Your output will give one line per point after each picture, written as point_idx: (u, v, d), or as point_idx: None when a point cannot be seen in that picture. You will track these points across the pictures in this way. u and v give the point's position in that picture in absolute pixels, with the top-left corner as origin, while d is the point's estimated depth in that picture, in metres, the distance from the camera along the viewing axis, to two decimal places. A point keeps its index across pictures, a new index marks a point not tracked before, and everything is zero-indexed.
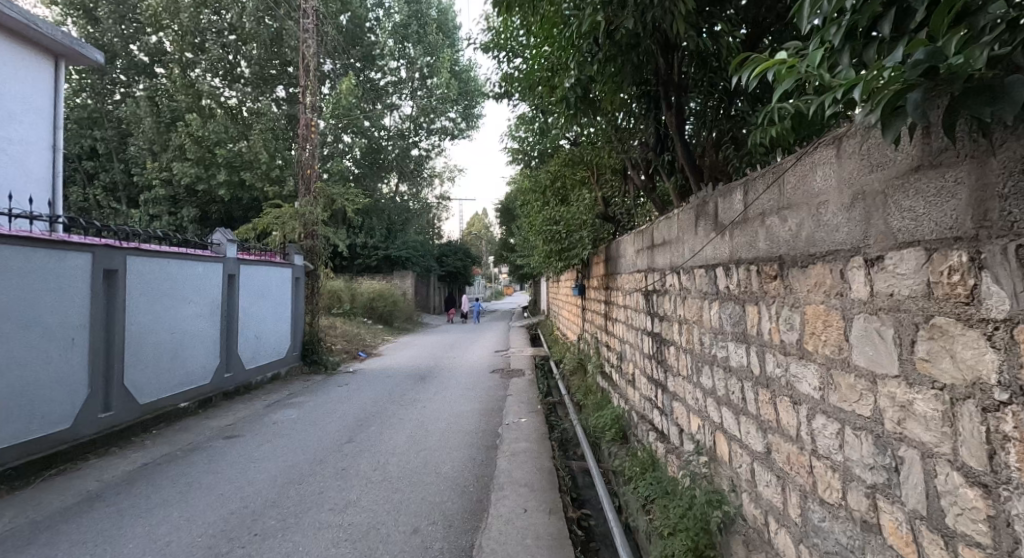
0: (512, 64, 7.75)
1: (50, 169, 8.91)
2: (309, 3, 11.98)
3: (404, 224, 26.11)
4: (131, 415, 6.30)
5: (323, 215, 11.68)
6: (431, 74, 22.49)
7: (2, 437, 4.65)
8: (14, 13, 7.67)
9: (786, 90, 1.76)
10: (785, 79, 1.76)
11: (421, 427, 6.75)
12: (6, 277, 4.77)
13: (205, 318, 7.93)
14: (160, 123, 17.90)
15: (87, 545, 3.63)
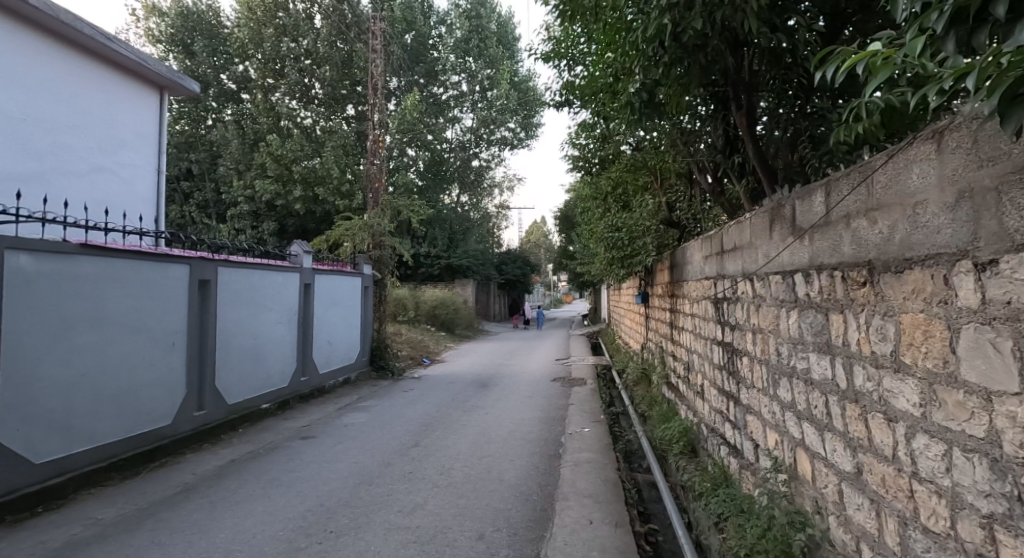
0: (574, 72, 7.75)
1: (154, 190, 9.72)
2: (377, 25, 12.52)
3: (465, 234, 26.50)
4: (220, 414, 6.74)
5: (389, 225, 12.13)
6: (491, 85, 22.93)
7: (114, 431, 5.13)
8: (128, 52, 8.50)
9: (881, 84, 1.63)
10: (879, 72, 1.63)
11: (485, 434, 6.80)
12: (119, 285, 5.25)
13: (284, 324, 8.40)
14: (245, 144, 19.24)
15: (184, 533, 3.90)
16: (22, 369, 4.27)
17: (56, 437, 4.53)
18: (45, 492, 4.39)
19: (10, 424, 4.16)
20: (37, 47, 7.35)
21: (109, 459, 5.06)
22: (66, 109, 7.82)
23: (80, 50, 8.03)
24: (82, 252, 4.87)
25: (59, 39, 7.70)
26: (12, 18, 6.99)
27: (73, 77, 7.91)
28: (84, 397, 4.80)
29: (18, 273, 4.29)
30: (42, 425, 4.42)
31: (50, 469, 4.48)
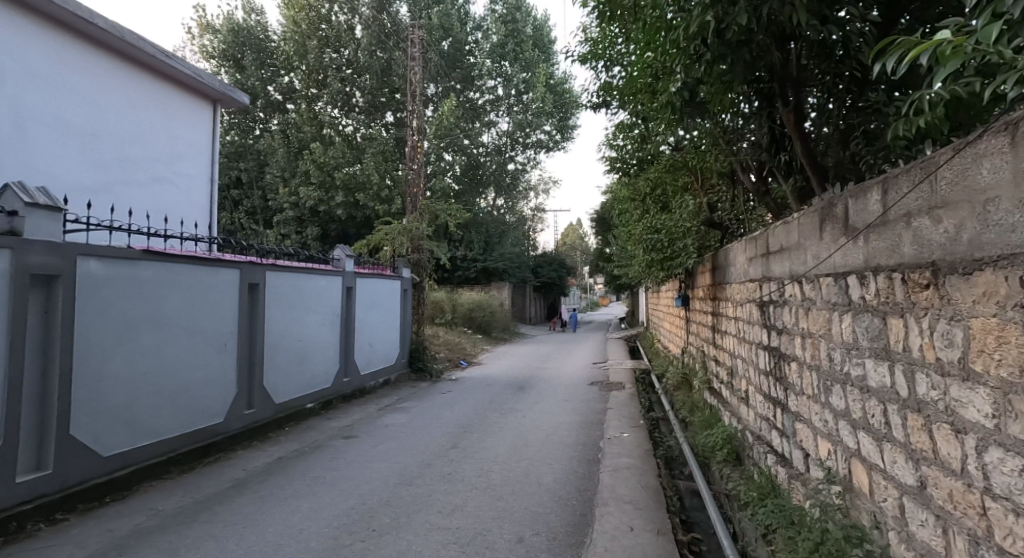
0: (612, 73, 7.67)
1: (208, 198, 10.14)
2: (416, 33, 12.74)
3: (501, 237, 26.58)
4: (268, 412, 6.96)
5: (428, 229, 12.30)
6: (527, 89, 23.03)
7: (172, 427, 5.36)
8: (184, 67, 8.92)
9: (951, 73, 1.53)
10: (951, 60, 1.53)
11: (522, 437, 6.79)
12: (176, 289, 5.49)
13: (327, 326, 8.61)
14: (290, 153, 19.89)
15: (237, 526, 4.05)
16: (91, 368, 4.51)
17: (120, 432, 4.77)
18: (111, 483, 4.63)
19: (81, 419, 4.40)
20: (101, 65, 7.78)
21: (168, 454, 5.30)
22: (128, 123, 8.26)
23: (140, 67, 8.47)
24: (144, 257, 5.11)
25: (122, 57, 8.13)
26: (79, 39, 7.44)
27: (133, 92, 8.34)
28: (144, 395, 5.04)
29: (89, 278, 4.55)
30: (108, 421, 4.66)
31: (115, 461, 4.73)
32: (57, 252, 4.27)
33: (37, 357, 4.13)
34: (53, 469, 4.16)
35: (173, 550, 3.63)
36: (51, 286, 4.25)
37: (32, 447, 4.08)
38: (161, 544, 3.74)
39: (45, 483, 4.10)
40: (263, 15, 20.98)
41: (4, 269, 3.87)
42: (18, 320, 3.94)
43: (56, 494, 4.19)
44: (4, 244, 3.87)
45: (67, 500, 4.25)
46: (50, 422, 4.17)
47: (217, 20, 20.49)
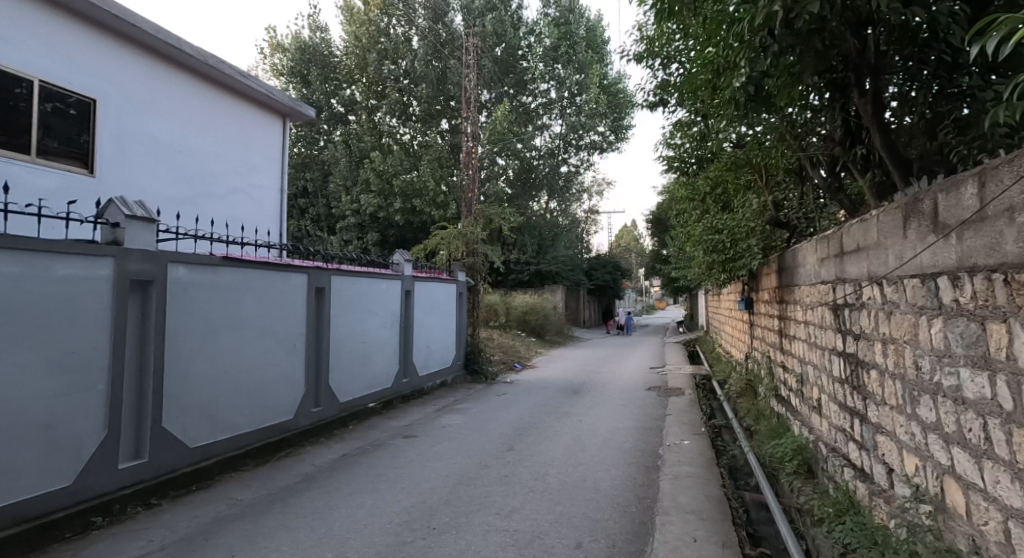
0: (670, 71, 7.48)
1: (278, 207, 10.63)
2: (470, 42, 12.95)
3: (554, 240, 26.50)
4: (333, 411, 7.22)
5: (482, 234, 12.41)
6: (580, 91, 22.90)
7: (247, 423, 5.66)
8: (257, 85, 9.43)
9: None
10: None
11: (579, 441, 6.71)
12: (250, 293, 5.78)
13: (388, 329, 8.85)
14: (351, 162, 20.68)
15: (306, 518, 4.21)
16: (179, 366, 4.84)
17: (202, 426, 5.08)
18: (196, 473, 4.95)
19: (170, 412, 4.74)
20: (187, 88, 8.40)
21: (244, 448, 5.60)
22: (209, 141, 8.86)
23: (218, 86, 9.02)
24: (224, 263, 5.42)
25: (202, 78, 8.69)
26: (168, 64, 8.07)
27: (214, 111, 8.93)
28: (224, 392, 5.36)
29: (176, 282, 4.86)
30: (193, 415, 4.99)
31: (199, 453, 5.05)
32: (150, 259, 4.60)
33: (134, 355, 4.48)
34: (148, 457, 4.51)
35: (249, 538, 3.82)
36: (145, 291, 4.59)
37: (131, 437, 4.43)
38: (238, 532, 3.94)
39: (141, 470, 4.44)
40: (327, 32, 21.95)
41: (105, 275, 4.21)
42: (119, 322, 4.29)
43: (151, 481, 4.54)
44: (105, 252, 4.21)
45: (160, 486, 4.59)
46: (145, 415, 4.52)
47: (285, 40, 21.63)
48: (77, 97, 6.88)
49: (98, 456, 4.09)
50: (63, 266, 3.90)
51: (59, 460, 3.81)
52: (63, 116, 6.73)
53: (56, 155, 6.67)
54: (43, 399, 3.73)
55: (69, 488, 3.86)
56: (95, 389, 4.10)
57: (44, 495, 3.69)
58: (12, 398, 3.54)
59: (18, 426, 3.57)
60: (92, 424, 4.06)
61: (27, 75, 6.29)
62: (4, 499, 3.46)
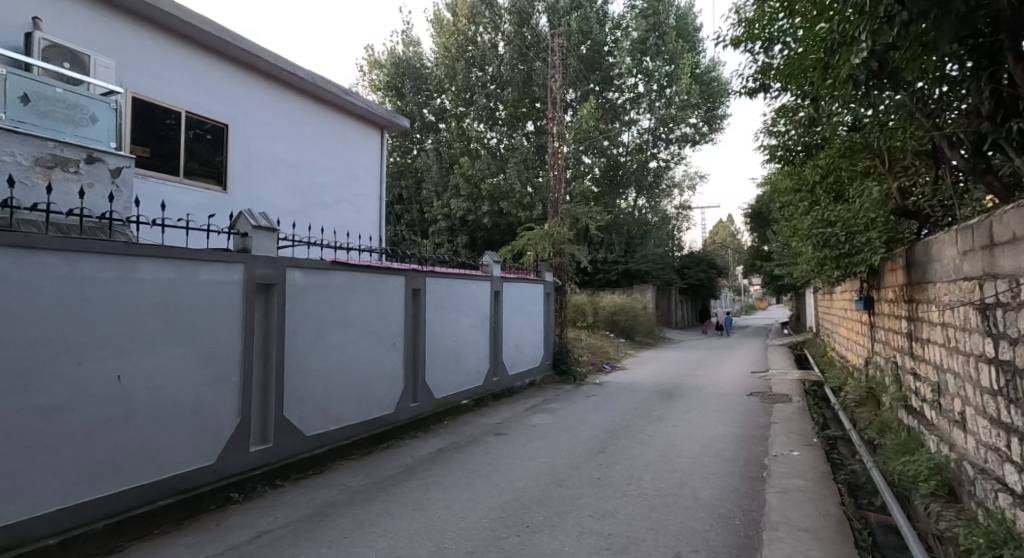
0: (772, 53, 6.92)
1: (377, 214, 11.17)
2: (556, 42, 12.85)
3: (643, 238, 25.71)
4: (428, 406, 7.45)
5: (569, 233, 12.28)
6: (669, 83, 22.10)
7: (354, 415, 6.00)
8: (359, 100, 10.00)
9: None
10: None
11: (675, 447, 6.40)
12: (356, 294, 6.11)
13: (479, 329, 9.02)
14: (442, 168, 21.40)
15: (407, 507, 4.36)
16: (296, 361, 5.22)
17: (317, 417, 5.45)
18: (312, 459, 5.31)
19: (290, 403, 5.12)
20: (299, 107, 9.08)
21: (353, 437, 5.94)
22: (319, 156, 9.52)
23: (325, 104, 9.66)
24: (333, 268, 5.77)
25: (312, 97, 9.35)
26: (284, 87, 8.78)
27: (322, 128, 9.58)
28: (334, 386, 5.71)
29: (294, 286, 5.24)
30: (309, 406, 5.36)
31: (314, 441, 5.41)
32: (272, 264, 4.98)
33: (261, 350, 4.90)
34: (273, 443, 4.91)
35: (358, 523, 4.01)
36: (269, 293, 4.99)
37: (258, 424, 4.85)
38: (348, 516, 4.16)
39: (268, 454, 4.85)
40: (419, 45, 22.85)
41: (237, 278, 4.62)
42: (249, 320, 4.70)
43: (277, 463, 4.94)
44: (237, 258, 4.62)
45: (283, 469, 4.98)
46: (270, 405, 4.92)
47: (381, 57, 22.79)
48: (213, 124, 7.66)
49: (233, 440, 4.52)
50: (204, 271, 4.33)
51: (203, 441, 4.26)
52: (203, 141, 7.52)
53: (195, 175, 7.46)
54: (191, 387, 4.19)
55: (211, 466, 4.30)
56: (230, 380, 4.53)
57: (192, 471, 4.15)
58: (168, 385, 4.01)
59: (173, 410, 4.04)
60: (227, 411, 4.49)
61: (176, 108, 7.13)
62: (163, 472, 3.94)
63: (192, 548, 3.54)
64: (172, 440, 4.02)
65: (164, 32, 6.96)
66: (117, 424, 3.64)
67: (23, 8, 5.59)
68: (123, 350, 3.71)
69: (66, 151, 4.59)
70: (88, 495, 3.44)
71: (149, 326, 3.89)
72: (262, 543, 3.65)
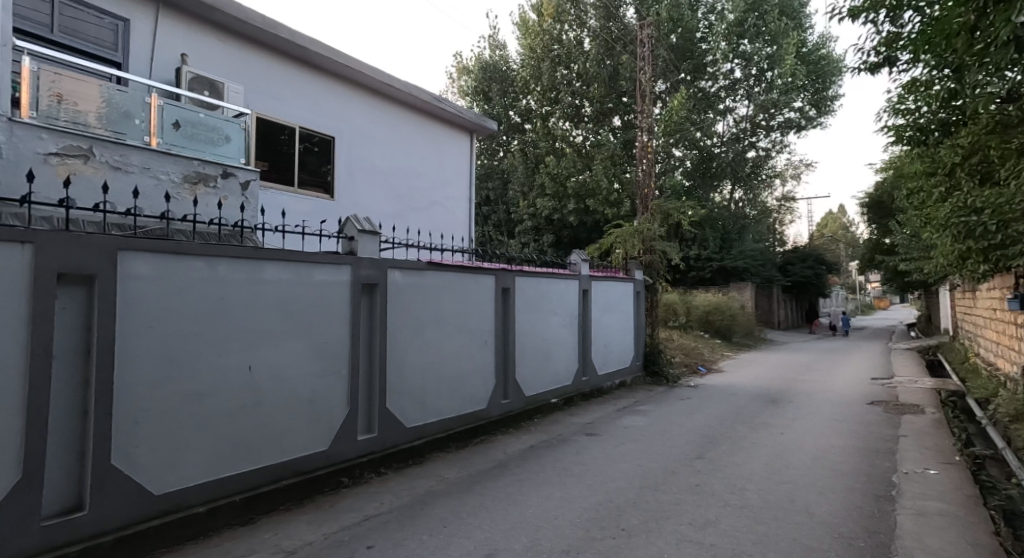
0: (901, 22, 6.23)
1: (467, 215, 11.48)
2: (645, 32, 12.45)
3: (741, 233, 24.12)
4: (519, 404, 7.56)
5: (660, 230, 11.89)
6: (771, 65, 20.71)
7: (450, 409, 6.23)
8: (450, 107, 10.36)
9: None
10: None
11: (783, 457, 5.98)
12: (450, 293, 6.33)
13: (567, 328, 8.99)
14: (528, 168, 21.50)
15: (502, 502, 4.46)
16: (397, 357, 5.51)
17: (416, 409, 5.73)
18: (413, 450, 5.58)
19: (392, 395, 5.42)
20: (396, 117, 9.57)
21: (449, 431, 6.16)
22: (413, 161, 9.95)
23: (419, 112, 10.10)
24: (429, 268, 6.01)
25: (407, 107, 9.81)
26: (382, 98, 9.28)
27: (416, 135, 10.02)
28: (431, 381, 5.96)
29: (395, 286, 5.52)
30: (409, 400, 5.64)
31: (414, 433, 5.69)
32: (375, 266, 5.29)
33: (366, 346, 5.23)
34: (378, 432, 5.23)
35: (456, 514, 4.16)
36: (372, 293, 5.31)
37: (365, 414, 5.19)
38: (446, 507, 4.32)
39: (374, 443, 5.18)
40: (504, 48, 23.08)
41: (345, 278, 4.96)
42: (356, 318, 5.04)
43: (382, 452, 5.25)
44: (345, 260, 4.97)
45: (388, 458, 5.27)
46: (375, 396, 5.23)
47: (468, 62, 23.27)
48: (320, 136, 8.25)
49: (344, 429, 4.87)
50: (318, 273, 4.69)
51: (319, 428, 4.64)
52: (312, 153, 8.12)
53: (308, 185, 8.10)
54: (308, 379, 4.56)
55: (326, 451, 4.67)
56: (341, 372, 4.88)
57: (309, 455, 4.52)
58: (290, 376, 4.40)
59: (293, 399, 4.42)
60: (339, 400, 4.84)
61: (289, 124, 7.78)
62: (287, 455, 4.34)
63: (309, 526, 3.85)
64: (293, 426, 4.40)
65: (281, 56, 7.61)
66: (248, 410, 4.06)
67: (171, 46, 6.38)
68: (251, 343, 4.11)
69: (207, 167, 5.20)
70: (226, 472, 3.86)
71: (273, 322, 4.28)
72: (371, 526, 3.90)
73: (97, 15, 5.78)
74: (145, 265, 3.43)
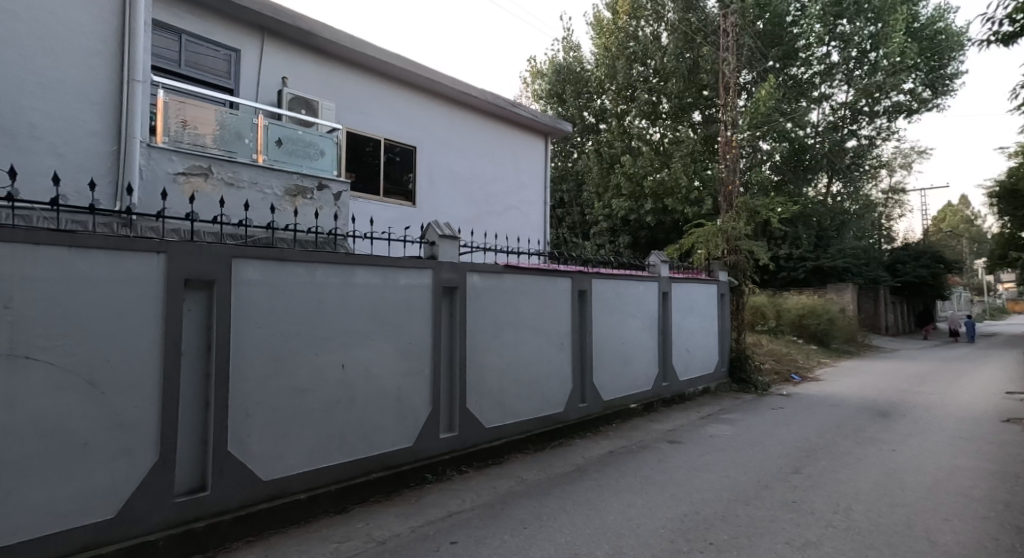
0: None
1: (542, 218, 11.56)
2: (729, 21, 11.91)
3: (840, 230, 22.37)
4: (597, 408, 7.51)
5: (747, 228, 11.29)
6: (876, 45, 19.24)
7: (528, 411, 6.31)
8: (526, 112, 10.49)
9: None
10: None
11: (894, 476, 5.46)
12: (526, 296, 6.41)
13: (646, 331, 8.80)
14: (603, 167, 21.02)
15: (583, 507, 4.45)
16: (476, 358, 5.67)
17: (495, 410, 5.87)
18: (493, 450, 5.71)
19: (472, 396, 5.58)
20: (473, 123, 9.83)
21: (527, 433, 6.25)
22: (490, 167, 10.18)
23: (496, 119, 10.31)
24: (507, 272, 6.13)
25: (483, 114, 10.05)
26: (460, 107, 9.57)
27: (493, 141, 10.24)
28: (509, 383, 6.08)
29: (474, 289, 5.69)
30: (488, 400, 5.79)
31: (494, 433, 5.83)
32: (455, 270, 5.47)
33: (447, 347, 5.43)
34: (459, 431, 5.40)
35: (537, 516, 4.21)
36: (453, 296, 5.51)
37: (447, 413, 5.38)
38: (527, 508, 4.39)
39: (455, 441, 5.36)
40: (579, 49, 22.94)
41: (428, 282, 5.18)
42: (437, 320, 5.25)
43: (463, 450, 5.42)
44: (427, 264, 5.19)
45: (469, 456, 5.44)
46: (456, 396, 5.41)
47: (542, 65, 23.32)
48: (403, 147, 8.65)
49: (428, 427, 5.08)
50: (403, 277, 4.94)
51: (405, 425, 4.87)
52: (395, 163, 8.53)
53: (391, 194, 8.52)
54: (394, 378, 4.81)
55: (411, 448, 4.90)
56: (424, 372, 5.10)
57: (397, 450, 4.77)
58: (378, 375, 4.66)
59: (381, 397, 4.68)
60: (423, 399, 5.06)
61: (375, 136, 8.22)
62: (376, 450, 4.60)
63: (397, 518, 4.07)
64: (382, 422, 4.66)
65: (368, 73, 8.09)
66: (342, 406, 4.34)
67: (273, 71, 6.99)
68: (345, 343, 4.40)
69: (304, 181, 5.63)
70: (324, 462, 4.16)
71: (363, 324, 4.56)
72: (454, 522, 4.04)
73: (214, 48, 6.44)
74: (254, 271, 3.79)
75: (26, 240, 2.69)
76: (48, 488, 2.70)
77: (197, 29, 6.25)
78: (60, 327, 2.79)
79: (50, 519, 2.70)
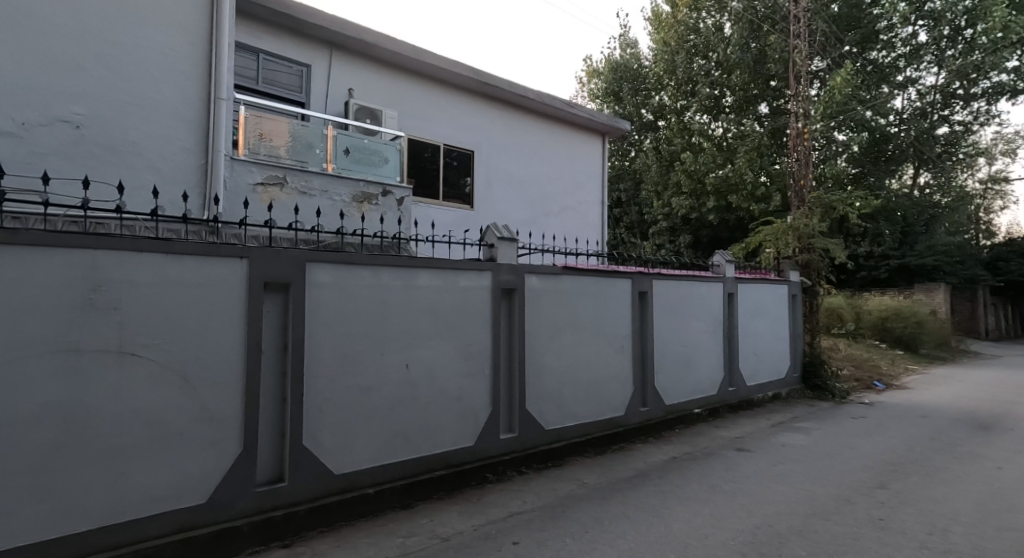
0: None
1: (600, 218, 11.42)
2: (801, 6, 11.32)
3: (928, 225, 20.70)
4: (659, 412, 7.35)
5: (821, 225, 10.69)
6: (973, 21, 17.75)
7: (587, 413, 6.26)
8: (583, 111, 10.41)
9: None
10: None
11: (999, 496, 4.99)
12: (585, 297, 6.37)
13: (711, 334, 8.51)
14: (662, 166, 20.52)
15: (648, 514, 4.37)
16: (535, 359, 5.70)
17: (554, 411, 5.87)
18: (552, 452, 5.71)
19: (531, 397, 5.61)
20: (529, 125, 9.87)
21: (587, 436, 6.20)
22: (547, 168, 10.18)
23: (552, 120, 10.31)
24: (565, 274, 6.13)
25: (539, 115, 10.07)
26: (516, 110, 9.64)
27: (549, 142, 10.24)
28: (568, 384, 6.06)
29: (532, 290, 5.71)
30: (547, 402, 5.80)
31: (553, 435, 5.83)
32: (514, 272, 5.52)
33: (506, 349, 5.49)
34: (518, 431, 5.44)
35: (599, 520, 4.18)
36: (512, 297, 5.55)
37: (507, 413, 5.44)
38: (589, 512, 4.37)
39: (515, 441, 5.41)
40: (637, 46, 22.49)
41: (487, 284, 5.26)
42: (496, 322, 5.32)
43: (523, 451, 5.46)
44: (486, 267, 5.27)
45: (529, 457, 5.47)
46: (515, 396, 5.46)
47: (599, 64, 23.00)
48: (461, 151, 8.82)
49: (488, 427, 5.15)
50: (463, 279, 5.04)
51: (467, 423, 4.97)
52: (453, 167, 8.71)
53: (451, 198, 8.70)
54: (455, 378, 4.91)
55: (472, 447, 4.98)
56: (484, 372, 5.18)
57: (458, 449, 4.86)
58: (440, 375, 4.78)
59: (443, 396, 4.79)
60: (482, 399, 5.14)
61: (433, 142, 8.43)
62: (439, 447, 4.71)
63: (460, 516, 4.16)
64: (444, 421, 4.77)
65: (428, 80, 8.30)
66: (406, 404, 4.48)
67: (340, 83, 7.32)
68: (408, 344, 4.54)
69: (370, 187, 5.87)
70: (389, 459, 4.32)
71: (425, 325, 4.69)
72: (515, 523, 4.08)
73: (287, 64, 6.85)
74: (325, 274, 3.98)
75: (131, 247, 2.96)
76: (149, 473, 2.97)
77: (272, 48, 6.67)
78: (157, 327, 3.05)
79: (148, 502, 2.94)
